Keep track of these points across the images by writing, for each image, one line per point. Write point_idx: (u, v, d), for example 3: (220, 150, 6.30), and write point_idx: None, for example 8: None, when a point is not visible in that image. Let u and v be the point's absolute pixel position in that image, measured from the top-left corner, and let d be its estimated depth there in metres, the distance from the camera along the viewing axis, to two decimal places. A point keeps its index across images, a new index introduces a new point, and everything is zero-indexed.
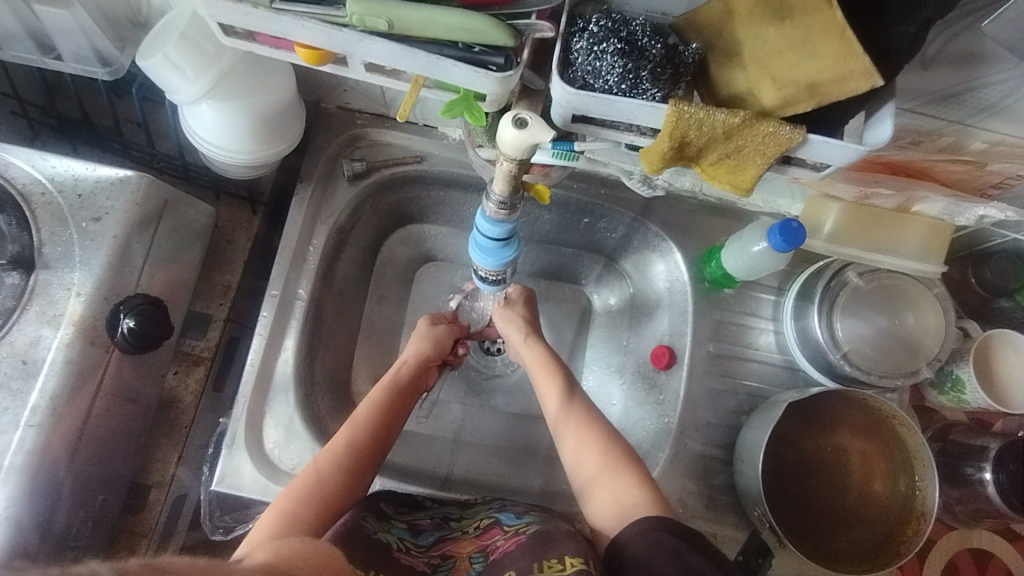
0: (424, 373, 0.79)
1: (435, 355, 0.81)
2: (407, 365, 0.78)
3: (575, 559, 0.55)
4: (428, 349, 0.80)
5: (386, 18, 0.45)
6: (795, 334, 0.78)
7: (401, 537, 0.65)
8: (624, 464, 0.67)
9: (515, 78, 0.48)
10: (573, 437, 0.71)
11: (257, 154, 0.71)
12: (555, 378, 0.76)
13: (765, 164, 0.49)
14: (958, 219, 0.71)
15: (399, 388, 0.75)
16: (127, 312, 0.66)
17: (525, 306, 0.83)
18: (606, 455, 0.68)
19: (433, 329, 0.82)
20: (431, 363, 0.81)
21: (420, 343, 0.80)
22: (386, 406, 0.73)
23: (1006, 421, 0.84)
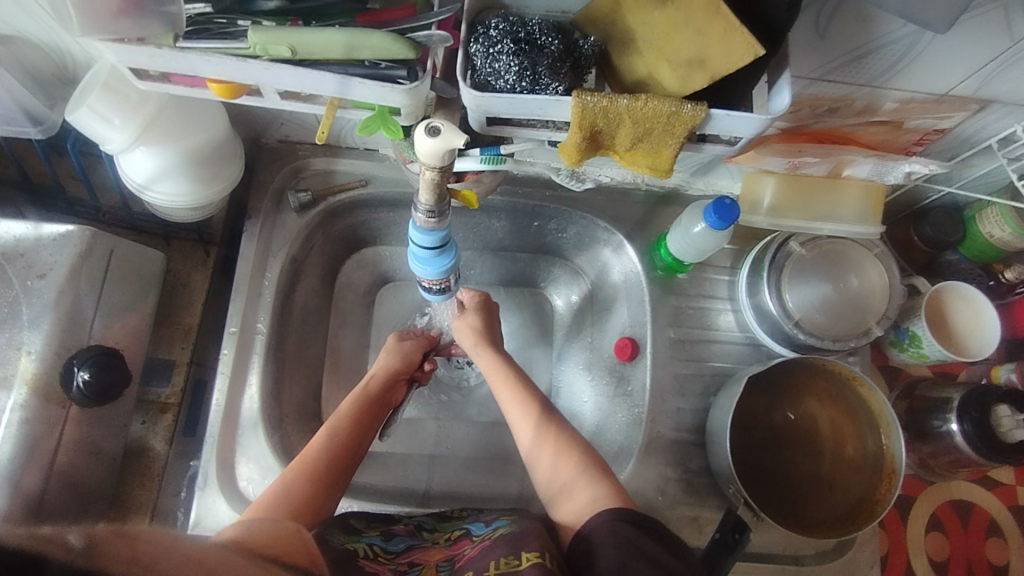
0: (393, 386, 0.80)
1: (406, 369, 0.81)
2: (377, 377, 0.78)
3: (533, 555, 0.57)
4: (398, 361, 0.81)
5: (288, 45, 0.46)
6: (752, 310, 0.79)
7: (372, 543, 0.65)
8: (589, 467, 0.67)
9: (424, 88, 0.49)
10: (545, 447, 0.70)
11: (200, 195, 0.71)
12: (516, 383, 0.76)
13: (678, 144, 0.51)
14: (888, 179, 0.73)
15: (368, 399, 0.76)
16: (80, 364, 0.67)
17: (483, 313, 0.83)
18: (570, 456, 0.68)
19: (401, 343, 0.83)
20: (401, 377, 0.81)
21: (389, 356, 0.81)
22: (356, 417, 0.73)
23: (969, 371, 0.86)
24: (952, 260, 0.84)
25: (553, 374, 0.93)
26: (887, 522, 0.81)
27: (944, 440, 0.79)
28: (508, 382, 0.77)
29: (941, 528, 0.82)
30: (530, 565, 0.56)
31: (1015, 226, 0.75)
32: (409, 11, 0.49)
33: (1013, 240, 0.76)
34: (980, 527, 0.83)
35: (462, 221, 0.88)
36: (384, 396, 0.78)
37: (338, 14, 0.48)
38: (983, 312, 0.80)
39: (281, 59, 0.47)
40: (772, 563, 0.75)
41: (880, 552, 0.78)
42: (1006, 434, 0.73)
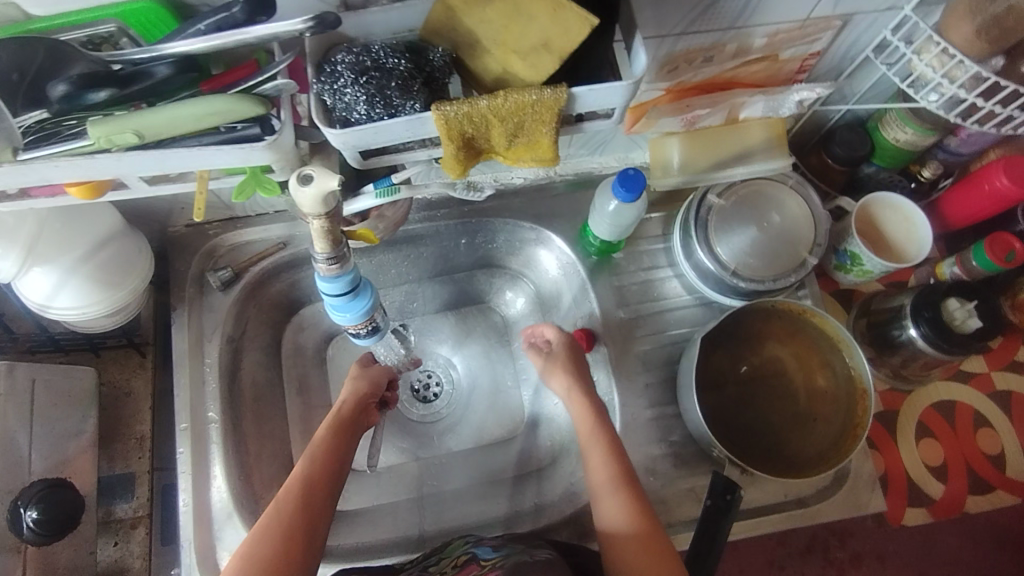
0: (364, 411, 0.75)
1: (374, 392, 0.77)
2: (347, 404, 0.74)
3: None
4: (362, 385, 0.76)
5: (133, 131, 0.44)
6: (691, 269, 0.78)
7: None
8: (627, 482, 0.65)
9: (285, 138, 0.48)
10: (594, 455, 0.67)
11: (111, 298, 0.69)
12: (592, 421, 0.69)
13: (553, 130, 0.50)
14: (784, 111, 0.72)
15: (342, 423, 0.71)
16: (27, 503, 0.66)
17: (569, 356, 0.75)
18: (610, 467, 0.65)
19: (368, 367, 0.78)
20: (370, 401, 0.77)
21: (356, 381, 0.77)
22: (330, 448, 0.68)
23: (915, 275, 0.87)
24: (870, 173, 0.85)
25: (521, 386, 0.91)
26: (877, 440, 0.81)
27: (908, 347, 0.79)
28: (584, 417, 0.70)
29: (930, 432, 0.82)
30: None
31: (915, 126, 0.75)
32: (253, 67, 0.48)
33: (917, 139, 0.77)
34: (968, 421, 0.83)
35: (390, 257, 0.86)
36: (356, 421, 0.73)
37: (181, 88, 0.46)
38: (912, 216, 0.80)
39: (132, 146, 0.46)
40: (776, 512, 0.74)
41: (877, 471, 0.79)
42: (961, 326, 0.75)
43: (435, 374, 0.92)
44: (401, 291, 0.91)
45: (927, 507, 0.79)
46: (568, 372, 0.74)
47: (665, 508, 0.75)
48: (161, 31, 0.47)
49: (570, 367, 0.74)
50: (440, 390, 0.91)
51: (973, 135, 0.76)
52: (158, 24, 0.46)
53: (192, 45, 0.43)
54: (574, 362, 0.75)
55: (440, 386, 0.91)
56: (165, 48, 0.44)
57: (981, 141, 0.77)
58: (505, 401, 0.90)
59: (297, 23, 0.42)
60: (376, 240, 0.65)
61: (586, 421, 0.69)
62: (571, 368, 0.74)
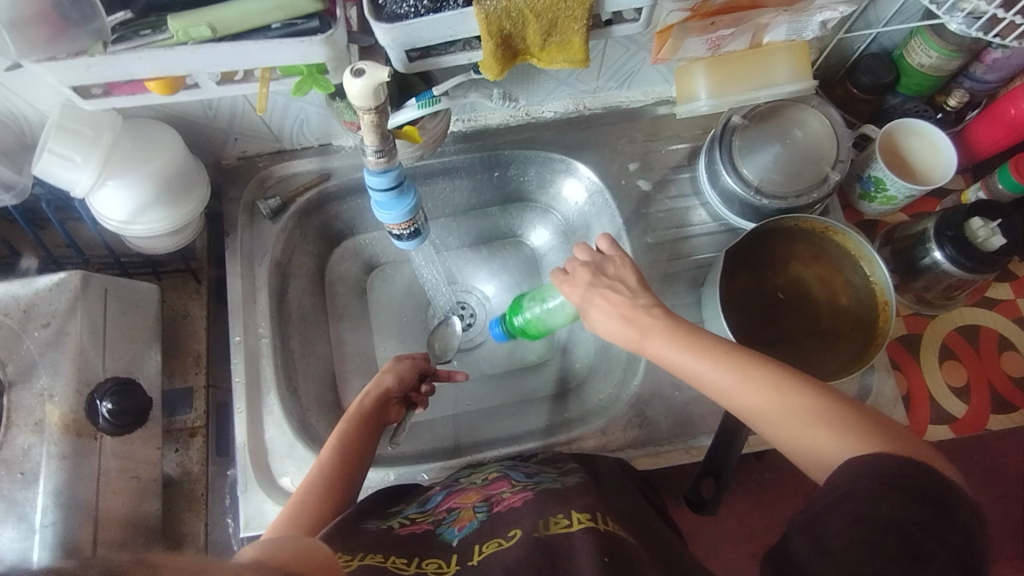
0: (385, 406, 0.75)
1: (397, 388, 0.76)
2: (369, 396, 0.73)
3: (582, 516, 0.57)
4: (384, 376, 0.75)
5: (207, 24, 0.49)
6: (717, 194, 0.82)
7: (410, 512, 0.67)
8: (817, 402, 0.53)
9: (340, 35, 0.52)
10: (760, 424, 0.56)
11: (176, 216, 0.76)
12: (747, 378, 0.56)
13: (584, 28, 0.54)
14: (807, 33, 0.74)
15: (366, 417, 0.72)
16: (102, 396, 0.72)
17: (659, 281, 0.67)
18: (795, 418, 0.53)
19: (396, 362, 0.77)
20: (393, 397, 0.76)
21: (382, 374, 0.76)
22: (351, 443, 0.69)
23: (942, 204, 0.89)
24: (896, 103, 0.86)
25: None
26: (900, 362, 0.82)
27: (932, 271, 0.81)
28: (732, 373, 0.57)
29: (954, 355, 0.83)
30: (582, 527, 0.55)
31: (940, 49, 0.76)
32: None
33: (942, 64, 0.78)
34: (992, 345, 0.84)
35: (428, 190, 0.90)
36: (377, 415, 0.73)
37: None
38: (937, 141, 0.82)
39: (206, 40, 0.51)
40: None
41: (899, 390, 0.80)
42: (983, 244, 0.76)
43: (469, 305, 0.96)
44: (437, 226, 0.95)
45: (948, 424, 0.80)
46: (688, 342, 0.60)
47: (688, 421, 0.79)
48: None
49: (688, 342, 0.60)
50: (474, 320, 0.95)
51: (1000, 59, 0.77)
52: None
53: None
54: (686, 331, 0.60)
55: (474, 315, 0.95)
56: None
57: (1009, 66, 0.78)
58: None
59: None
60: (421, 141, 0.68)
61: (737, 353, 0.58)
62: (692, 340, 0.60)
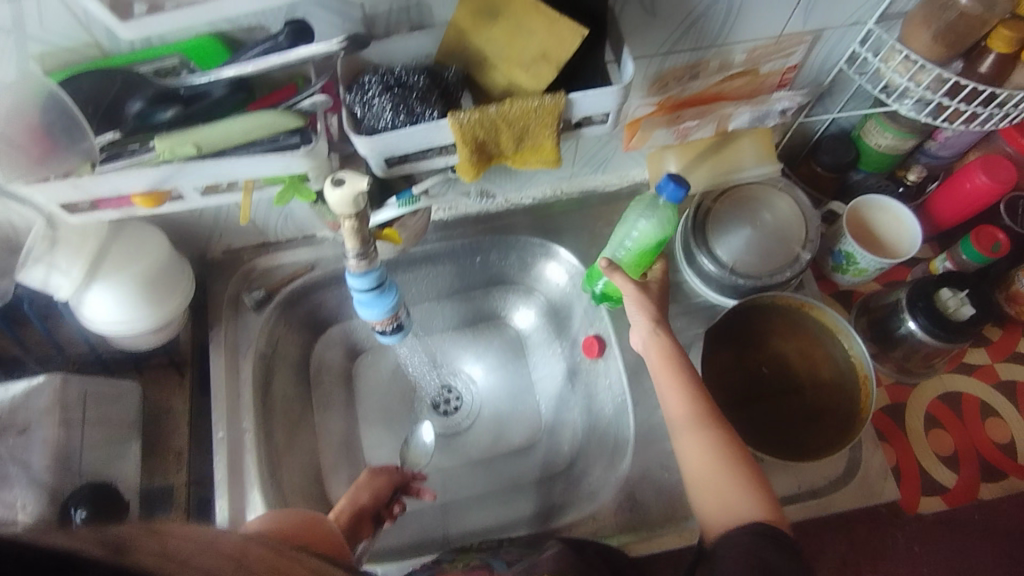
0: (358, 524, 0.73)
1: (372, 506, 0.75)
2: (343, 512, 0.73)
3: None
4: (359, 495, 0.75)
5: (192, 143, 0.51)
6: (694, 273, 0.84)
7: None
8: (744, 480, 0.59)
9: (321, 147, 0.55)
10: (687, 459, 0.62)
11: (159, 314, 0.76)
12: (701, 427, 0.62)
13: (554, 133, 0.57)
14: (768, 121, 0.79)
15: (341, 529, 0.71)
16: (77, 503, 0.71)
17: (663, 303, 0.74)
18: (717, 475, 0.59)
19: (373, 478, 0.77)
20: (369, 513, 0.75)
21: (358, 492, 0.75)
22: None
23: (912, 273, 0.91)
24: (859, 179, 0.90)
25: (537, 397, 0.94)
26: (886, 433, 0.82)
27: (908, 340, 0.82)
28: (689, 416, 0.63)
29: (939, 423, 0.84)
30: None
31: (895, 131, 0.81)
32: (292, 90, 0.55)
33: (898, 144, 0.82)
34: (976, 411, 0.85)
35: (411, 276, 0.92)
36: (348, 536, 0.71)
37: (231, 108, 0.54)
38: (900, 214, 0.85)
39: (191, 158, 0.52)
40: (792, 504, 0.76)
41: (888, 462, 0.80)
42: (955, 313, 0.78)
43: (456, 389, 0.96)
44: (421, 310, 0.96)
45: (940, 496, 0.80)
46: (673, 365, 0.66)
47: (680, 503, 0.77)
48: (216, 61, 0.54)
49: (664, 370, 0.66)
50: (461, 403, 0.95)
51: (951, 137, 0.81)
52: (214, 54, 0.54)
53: (245, 67, 0.51)
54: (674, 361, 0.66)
55: (460, 399, 0.95)
56: (221, 72, 0.51)
57: (960, 144, 0.82)
58: (521, 413, 0.93)
59: (333, 43, 0.50)
60: (400, 239, 0.70)
61: (688, 402, 0.64)
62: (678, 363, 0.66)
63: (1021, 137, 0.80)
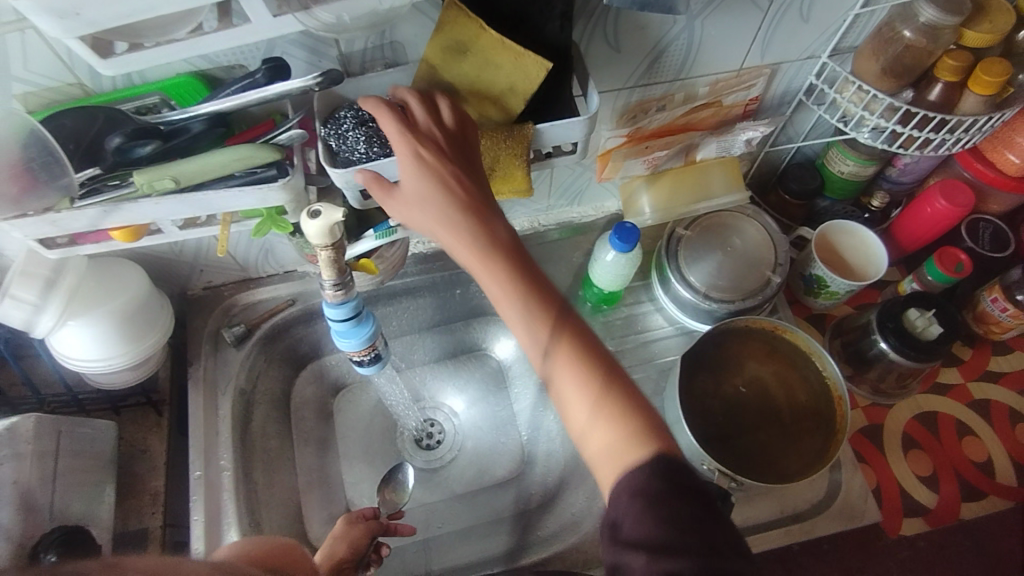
0: None
1: (351, 558, 0.72)
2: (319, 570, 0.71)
3: None
4: (336, 548, 0.73)
5: (170, 176, 0.52)
6: (670, 300, 0.86)
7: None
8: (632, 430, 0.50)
9: (298, 179, 0.56)
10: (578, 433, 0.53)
11: (137, 349, 0.76)
12: (589, 375, 0.52)
13: (524, 163, 0.58)
14: (735, 151, 0.82)
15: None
16: (47, 546, 0.69)
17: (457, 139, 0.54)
18: (604, 420, 0.51)
19: (349, 528, 0.74)
20: (349, 566, 0.73)
21: (334, 545, 0.73)
22: None
23: (882, 295, 0.93)
24: (826, 206, 0.93)
25: (520, 428, 0.94)
26: (865, 454, 0.83)
27: (881, 361, 0.84)
28: (574, 376, 0.52)
29: (917, 444, 0.84)
30: None
31: (855, 158, 0.84)
32: (270, 125, 0.57)
33: (859, 170, 0.86)
34: (952, 430, 0.86)
35: (391, 309, 0.93)
36: None
37: (210, 142, 0.55)
38: (867, 238, 0.87)
39: (169, 191, 0.53)
40: (777, 528, 0.76)
41: (868, 484, 0.80)
42: (924, 332, 0.80)
43: (438, 422, 0.96)
44: (402, 343, 0.97)
45: (922, 517, 0.80)
46: (484, 259, 0.54)
47: None
48: (195, 99, 0.56)
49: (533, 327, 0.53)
50: (442, 437, 0.95)
51: (909, 163, 0.85)
52: (193, 93, 0.56)
53: (222, 104, 0.52)
54: (536, 298, 0.54)
55: (443, 432, 0.95)
56: (200, 108, 0.53)
57: (918, 169, 0.86)
58: (502, 445, 0.93)
59: (308, 79, 0.51)
60: (377, 270, 0.71)
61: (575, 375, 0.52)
62: (462, 200, 0.53)
63: (976, 162, 0.84)
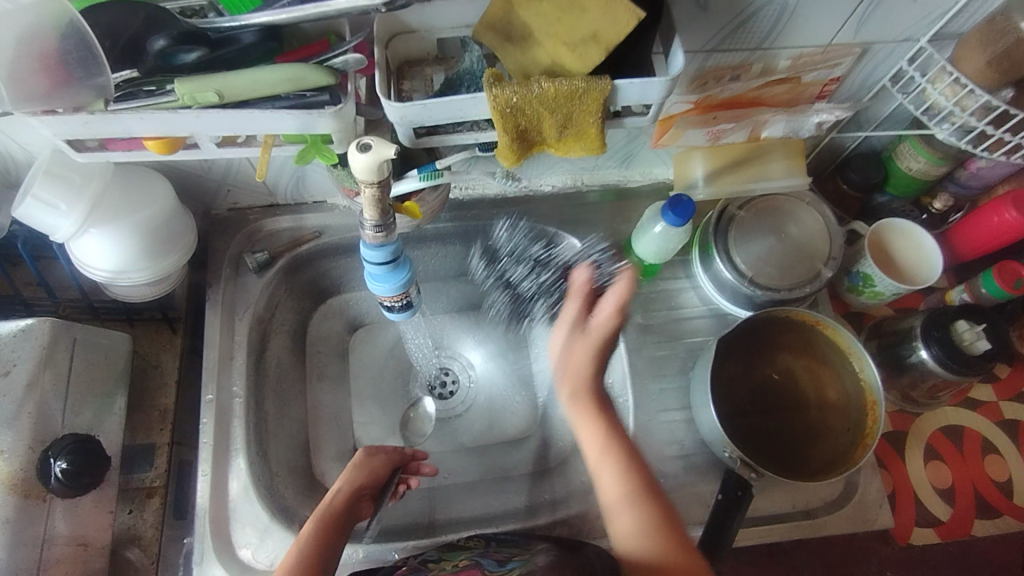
0: (356, 504, 0.70)
1: (371, 484, 0.72)
2: (338, 494, 0.69)
3: None
4: (356, 473, 0.71)
5: (215, 90, 0.48)
6: (710, 279, 0.82)
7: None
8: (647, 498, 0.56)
9: (349, 108, 0.52)
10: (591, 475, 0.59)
11: (160, 266, 0.74)
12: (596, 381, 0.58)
13: (598, 120, 0.54)
14: (803, 132, 0.77)
15: (337, 520, 0.67)
16: (56, 453, 0.67)
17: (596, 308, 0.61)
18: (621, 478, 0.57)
19: (370, 457, 0.73)
20: (367, 493, 0.72)
21: (353, 471, 0.72)
22: (319, 537, 0.64)
23: (926, 301, 0.90)
24: (884, 202, 0.88)
25: (535, 388, 0.92)
26: (885, 458, 0.82)
27: (917, 368, 0.81)
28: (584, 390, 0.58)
29: (939, 456, 0.83)
30: None
31: (928, 156, 0.79)
32: (325, 45, 0.53)
33: (930, 169, 0.81)
34: (976, 447, 0.84)
35: (419, 253, 0.90)
36: (345, 513, 0.68)
37: (259, 58, 0.51)
38: (923, 241, 0.83)
39: (211, 105, 0.49)
40: (786, 521, 0.75)
41: (884, 489, 0.79)
42: (970, 347, 0.76)
43: (455, 373, 0.94)
44: (425, 289, 0.94)
45: (933, 528, 0.79)
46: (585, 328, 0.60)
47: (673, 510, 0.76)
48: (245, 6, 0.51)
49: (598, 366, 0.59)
50: (456, 387, 0.93)
51: (983, 168, 0.79)
52: None
53: (276, 16, 0.47)
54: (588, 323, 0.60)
55: (457, 383, 0.94)
56: (251, 18, 0.48)
57: (992, 176, 0.81)
58: (517, 403, 0.92)
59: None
60: (421, 216, 0.67)
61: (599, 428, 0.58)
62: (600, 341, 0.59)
63: None
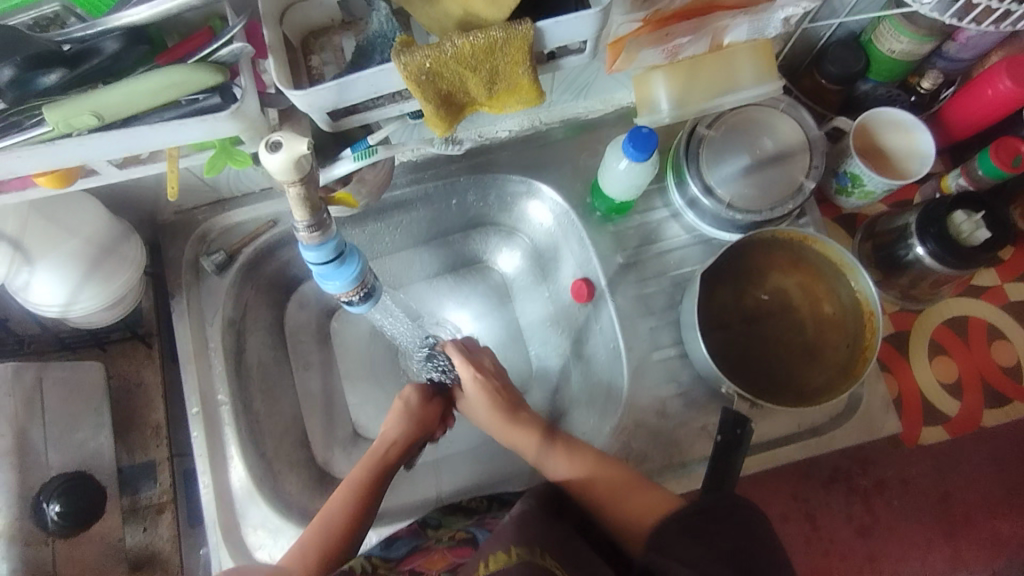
0: (407, 452, 0.76)
1: (422, 433, 0.77)
2: (392, 445, 0.74)
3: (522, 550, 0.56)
4: (410, 422, 0.77)
5: (91, 112, 0.42)
6: (687, 207, 0.77)
7: (371, 554, 0.68)
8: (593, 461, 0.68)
9: (249, 105, 0.46)
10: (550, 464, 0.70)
11: (108, 293, 0.70)
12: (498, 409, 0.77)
13: (528, 70, 0.48)
14: (769, 31, 0.69)
15: (385, 465, 0.73)
16: (49, 497, 0.70)
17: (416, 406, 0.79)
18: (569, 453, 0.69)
19: (424, 406, 0.78)
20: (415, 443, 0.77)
21: (406, 417, 0.77)
22: (369, 484, 0.71)
23: (921, 191, 0.84)
24: (867, 90, 0.81)
25: (527, 342, 0.90)
26: (888, 361, 0.79)
27: (916, 267, 0.77)
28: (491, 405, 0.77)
29: (944, 351, 0.80)
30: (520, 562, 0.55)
31: (911, 34, 0.71)
32: (207, 35, 0.47)
33: (914, 48, 0.73)
34: (981, 336, 0.81)
35: (383, 225, 0.85)
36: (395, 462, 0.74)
37: (136, 63, 0.45)
38: (912, 130, 0.77)
39: (93, 129, 0.44)
40: (791, 444, 0.74)
41: (890, 394, 0.78)
42: (969, 238, 0.72)
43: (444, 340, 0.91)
44: (396, 260, 0.90)
45: (942, 426, 0.78)
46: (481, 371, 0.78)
47: (677, 448, 0.75)
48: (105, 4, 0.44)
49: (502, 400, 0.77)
50: None
51: (973, 37, 0.72)
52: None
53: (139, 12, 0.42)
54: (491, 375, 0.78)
55: None
56: (113, 19, 0.43)
57: (983, 45, 0.73)
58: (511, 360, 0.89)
59: None
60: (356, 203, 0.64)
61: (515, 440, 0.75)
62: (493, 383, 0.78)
63: None
